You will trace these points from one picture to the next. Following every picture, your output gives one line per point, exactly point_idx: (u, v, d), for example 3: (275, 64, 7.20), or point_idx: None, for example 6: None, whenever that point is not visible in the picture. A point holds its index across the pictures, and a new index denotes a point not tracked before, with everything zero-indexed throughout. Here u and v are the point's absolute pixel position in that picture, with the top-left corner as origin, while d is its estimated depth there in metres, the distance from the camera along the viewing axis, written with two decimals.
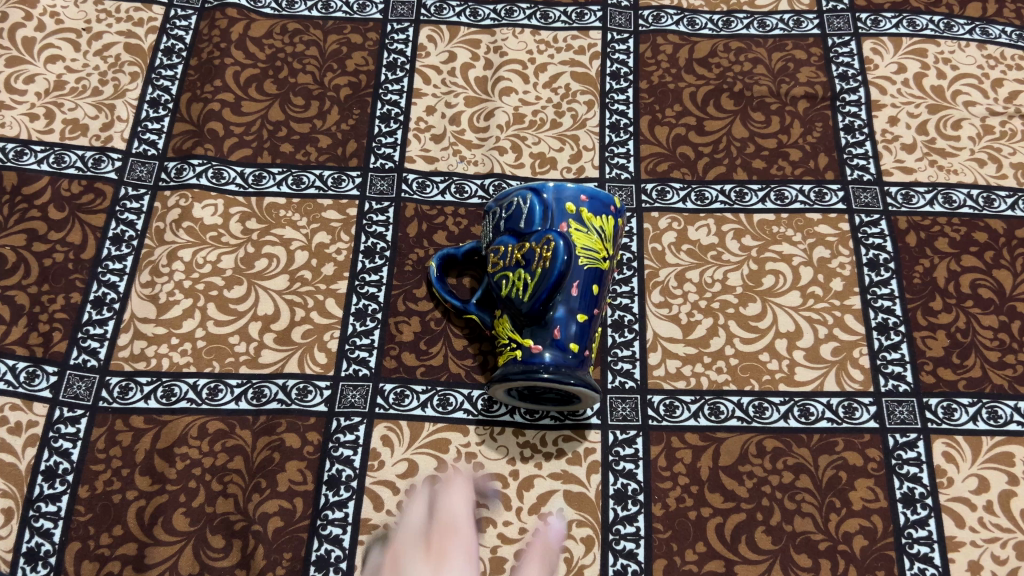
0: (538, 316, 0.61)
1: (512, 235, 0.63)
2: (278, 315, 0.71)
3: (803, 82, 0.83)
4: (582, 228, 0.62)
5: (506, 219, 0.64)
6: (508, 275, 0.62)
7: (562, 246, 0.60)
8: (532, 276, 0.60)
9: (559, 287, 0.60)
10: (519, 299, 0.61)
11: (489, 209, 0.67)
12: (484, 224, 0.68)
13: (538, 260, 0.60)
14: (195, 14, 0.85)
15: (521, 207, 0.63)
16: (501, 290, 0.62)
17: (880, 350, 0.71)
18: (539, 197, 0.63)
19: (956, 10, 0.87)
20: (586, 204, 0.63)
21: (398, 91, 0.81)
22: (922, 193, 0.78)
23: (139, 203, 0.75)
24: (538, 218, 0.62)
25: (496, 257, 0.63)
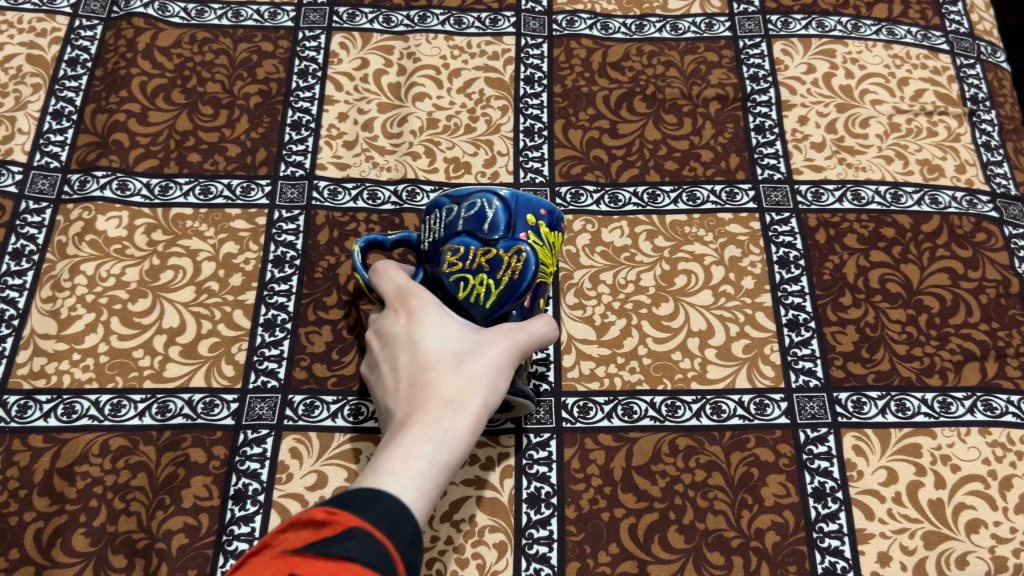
0: (491, 324, 0.56)
1: (472, 235, 0.56)
2: (183, 328, 0.69)
3: (714, 84, 0.84)
4: (541, 241, 0.57)
5: (465, 218, 0.56)
6: (466, 278, 0.55)
7: (532, 260, 0.55)
8: (497, 284, 0.55)
9: (520, 299, 0.55)
10: (478, 306, 0.55)
11: (436, 204, 0.58)
12: (429, 218, 0.59)
13: (505, 269, 0.55)
14: (101, 25, 0.83)
15: (486, 211, 0.56)
16: (456, 292, 0.55)
17: (791, 346, 0.71)
18: (504, 201, 0.56)
19: (863, 11, 0.89)
20: (544, 218, 0.58)
21: (309, 98, 0.81)
22: (831, 190, 0.79)
23: (41, 217, 0.74)
24: (504, 225, 0.56)
25: (452, 255, 0.56)
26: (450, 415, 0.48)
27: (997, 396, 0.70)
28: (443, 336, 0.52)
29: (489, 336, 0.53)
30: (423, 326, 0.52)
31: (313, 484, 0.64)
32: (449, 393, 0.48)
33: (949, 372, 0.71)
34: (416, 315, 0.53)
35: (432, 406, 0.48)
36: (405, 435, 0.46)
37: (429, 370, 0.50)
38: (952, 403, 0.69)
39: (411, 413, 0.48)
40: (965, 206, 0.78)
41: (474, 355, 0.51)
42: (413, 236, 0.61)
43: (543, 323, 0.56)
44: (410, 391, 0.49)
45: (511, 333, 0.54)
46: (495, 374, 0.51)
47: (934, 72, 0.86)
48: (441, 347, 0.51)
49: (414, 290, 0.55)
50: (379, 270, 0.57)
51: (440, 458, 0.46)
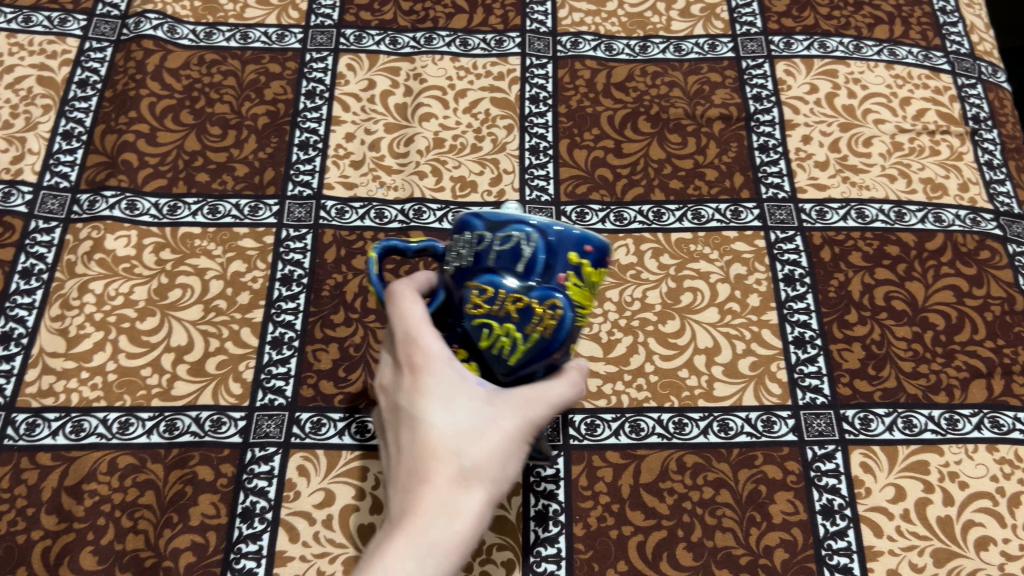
0: (514, 376, 0.50)
1: (503, 275, 0.49)
2: (191, 346, 0.70)
3: (718, 104, 0.84)
4: (581, 284, 0.50)
5: (498, 251, 0.49)
6: (492, 325, 0.49)
7: (569, 314, 0.49)
8: (525, 340, 0.48)
9: (549, 355, 0.49)
10: (501, 358, 0.49)
11: (467, 222, 0.50)
12: (458, 236, 0.51)
13: (536, 322, 0.48)
14: (110, 47, 0.84)
15: (522, 248, 0.49)
16: (479, 338, 0.49)
17: (797, 363, 0.72)
18: (545, 238, 0.49)
19: (865, 32, 0.90)
20: (590, 255, 0.50)
21: (317, 119, 0.81)
22: (835, 209, 0.79)
23: (50, 237, 0.74)
24: (541, 269, 0.49)
25: (478, 295, 0.49)
26: (442, 524, 0.45)
27: (1004, 413, 0.70)
28: (447, 411, 0.47)
29: (498, 412, 0.48)
30: (428, 395, 0.47)
31: (320, 502, 0.64)
32: (443, 501, 0.45)
33: (955, 389, 0.71)
34: (421, 376, 0.48)
35: (425, 511, 0.45)
36: (390, 551, 0.44)
37: (427, 461, 0.46)
38: (959, 420, 0.69)
39: (402, 513, 0.45)
40: (968, 224, 0.79)
41: (477, 444, 0.46)
42: (439, 245, 0.52)
43: (567, 386, 0.51)
44: (406, 481, 0.46)
45: (525, 406, 0.49)
46: (500, 465, 0.47)
47: (935, 92, 0.87)
48: (443, 428, 0.47)
49: (424, 335, 0.49)
50: (396, 299, 0.50)
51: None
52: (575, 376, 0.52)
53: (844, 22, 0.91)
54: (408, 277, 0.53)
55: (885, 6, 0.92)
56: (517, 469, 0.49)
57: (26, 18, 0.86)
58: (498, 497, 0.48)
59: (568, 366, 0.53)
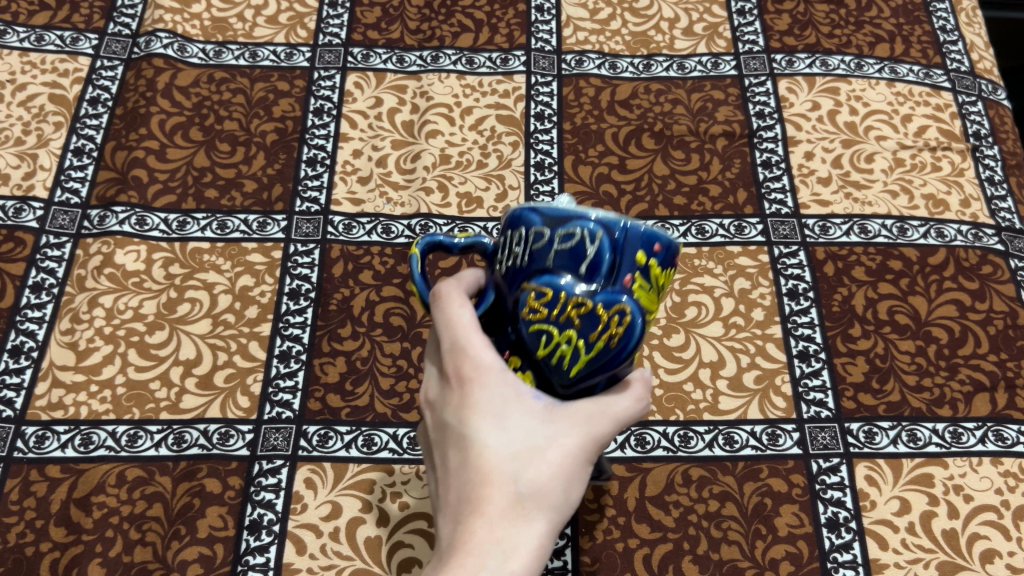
0: (573, 389, 0.46)
1: (564, 276, 0.45)
2: (199, 359, 0.70)
3: (721, 121, 0.85)
4: (647, 286, 0.46)
5: (559, 251, 0.45)
6: (551, 332, 0.45)
7: (637, 322, 0.45)
8: (588, 350, 0.45)
9: (614, 365, 0.45)
10: (560, 369, 0.45)
11: (523, 217, 0.47)
12: (513, 233, 0.47)
13: (601, 330, 0.45)
14: (122, 65, 0.86)
15: (585, 247, 0.45)
16: (536, 346, 0.45)
17: (802, 377, 0.72)
18: (609, 237, 0.45)
19: (866, 50, 0.91)
20: (657, 254, 0.46)
21: (325, 135, 0.82)
22: (838, 224, 0.80)
23: (61, 251, 0.75)
24: (606, 270, 0.45)
25: (535, 298, 0.45)
26: (496, 564, 0.41)
27: (1008, 426, 0.70)
28: (501, 431, 0.43)
29: (556, 431, 0.44)
30: (478, 411, 0.44)
31: (327, 515, 0.64)
32: (497, 535, 0.41)
33: (959, 403, 0.71)
34: (471, 390, 0.44)
35: (478, 548, 0.41)
36: None
37: (481, 489, 0.42)
38: (963, 433, 0.70)
39: (452, 549, 0.41)
40: (970, 239, 0.79)
41: (534, 469, 0.43)
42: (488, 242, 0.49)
43: (634, 402, 0.46)
44: (457, 511, 0.42)
45: (586, 424, 0.45)
46: (561, 490, 0.43)
47: (936, 109, 0.88)
48: (497, 450, 0.43)
49: (473, 343, 0.45)
50: (442, 302, 0.46)
51: None
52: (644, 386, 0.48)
53: (845, 40, 0.92)
54: (455, 277, 0.48)
55: (885, 24, 0.93)
56: (578, 495, 0.45)
57: (38, 37, 0.87)
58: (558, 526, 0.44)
59: (635, 375, 0.48)
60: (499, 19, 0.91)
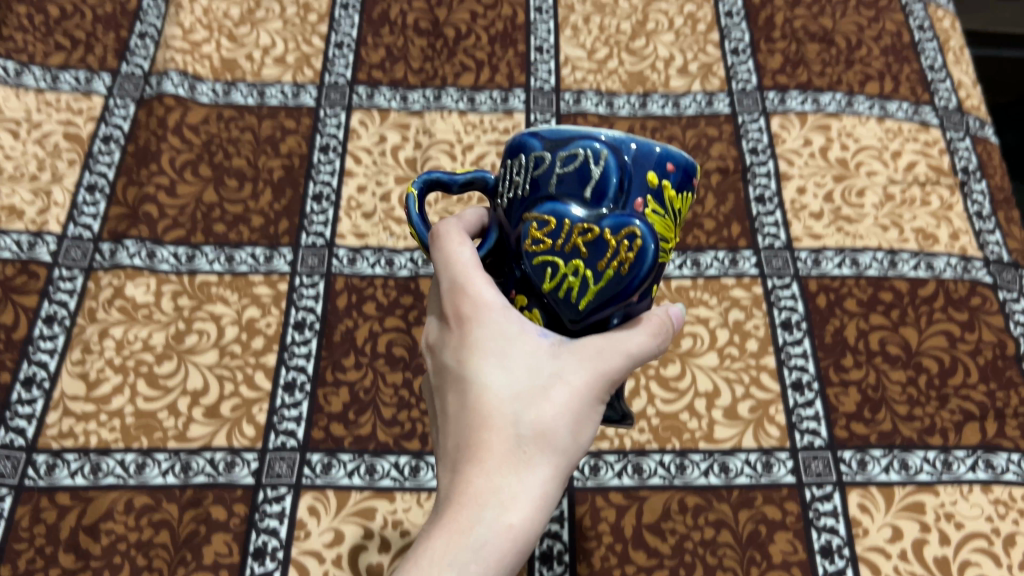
0: (585, 322, 0.45)
1: (568, 202, 0.44)
2: (206, 389, 0.72)
3: (715, 157, 0.88)
4: (658, 211, 0.45)
5: (563, 176, 0.44)
6: (557, 263, 0.44)
7: (649, 248, 0.43)
8: (597, 280, 0.43)
9: (627, 296, 0.44)
10: (569, 302, 0.44)
11: (523, 143, 0.46)
12: (516, 164, 0.46)
13: (610, 258, 0.43)
14: (134, 104, 0.88)
15: (590, 168, 0.44)
16: (544, 280, 0.45)
17: (795, 407, 0.74)
18: (615, 159, 0.44)
19: (856, 88, 0.94)
20: (668, 178, 0.45)
21: (330, 172, 0.85)
22: (830, 257, 0.82)
23: (72, 284, 0.77)
24: (613, 192, 0.44)
25: (539, 228, 0.44)
26: (495, 510, 0.42)
27: (998, 454, 0.71)
28: (503, 370, 0.45)
29: (563, 367, 0.45)
30: (481, 352, 0.45)
31: (330, 541, 0.66)
32: (496, 478, 0.43)
33: (950, 432, 0.72)
34: (474, 330, 0.46)
35: (477, 494, 0.42)
36: (435, 542, 0.42)
37: (482, 433, 0.44)
38: (953, 461, 0.71)
39: (453, 495, 0.43)
40: (960, 271, 0.81)
41: (534, 410, 0.44)
42: (489, 176, 0.49)
43: (651, 336, 0.47)
44: (460, 455, 0.44)
45: (596, 359, 0.45)
46: (564, 431, 0.44)
47: (925, 145, 0.90)
48: (499, 390, 0.44)
49: (476, 281, 0.47)
50: (444, 241, 0.48)
51: (481, 563, 0.41)
52: (662, 324, 0.48)
53: (836, 78, 0.94)
54: (457, 217, 0.50)
55: (875, 62, 0.96)
56: (587, 435, 0.46)
57: (53, 76, 0.89)
58: (563, 471, 0.45)
59: (654, 315, 0.48)
60: (500, 58, 0.94)
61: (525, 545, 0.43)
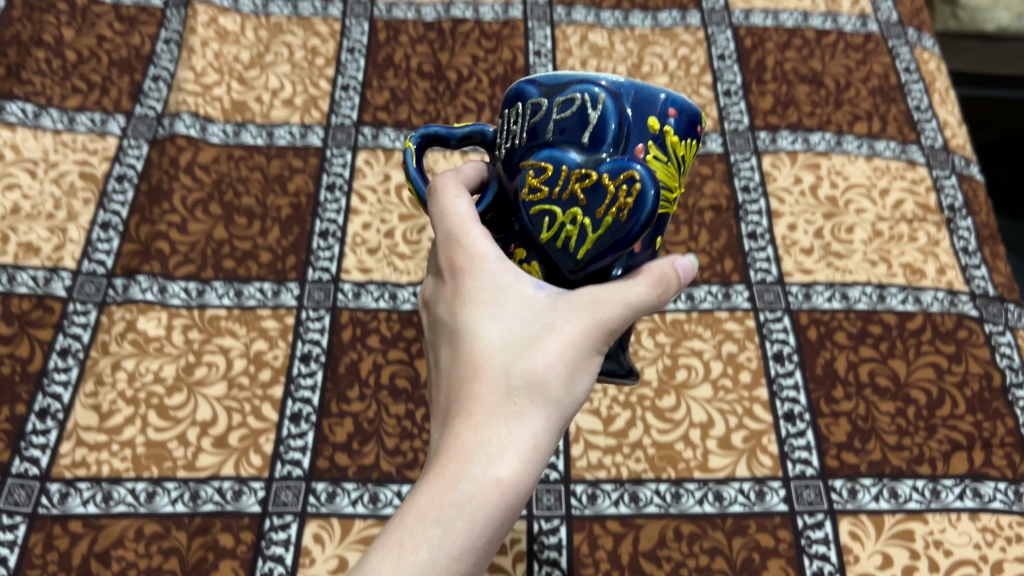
0: (584, 270, 0.47)
1: (566, 148, 0.45)
2: (215, 420, 0.74)
3: (708, 195, 0.91)
4: (659, 155, 0.46)
5: (561, 122, 0.45)
6: (555, 212, 0.46)
7: (647, 194, 0.44)
8: (595, 228, 0.45)
9: (625, 242, 0.45)
10: (568, 250, 0.46)
11: (522, 92, 0.47)
12: (514, 111, 0.48)
13: (608, 206, 0.44)
14: (147, 144, 0.92)
15: (587, 114, 0.45)
16: (541, 228, 0.46)
17: (787, 437, 0.76)
18: (612, 103, 0.45)
19: (845, 128, 0.97)
20: (670, 123, 0.46)
21: (336, 209, 0.88)
22: (820, 291, 0.85)
23: (86, 317, 0.79)
24: (611, 138, 0.45)
25: (536, 175, 0.46)
26: (483, 463, 0.45)
27: (985, 483, 0.73)
28: (495, 324, 0.47)
29: (556, 318, 0.47)
30: (477, 305, 0.48)
31: (335, 568, 0.67)
32: (484, 433, 0.46)
33: (938, 461, 0.74)
34: (470, 284, 0.48)
35: (468, 445, 0.45)
36: (426, 491, 0.45)
37: (474, 386, 0.47)
38: (942, 490, 0.73)
39: (446, 446, 0.46)
40: (946, 305, 0.84)
41: (525, 363, 0.46)
42: (486, 130, 0.51)
43: (649, 287, 0.48)
44: (454, 406, 0.47)
45: (591, 308, 0.47)
46: (553, 385, 0.47)
47: (912, 183, 0.93)
48: (490, 345, 0.47)
49: (471, 235, 0.49)
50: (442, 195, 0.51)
51: (469, 512, 0.44)
52: (661, 276, 0.49)
53: (825, 119, 0.98)
54: (454, 171, 0.53)
55: (863, 103, 0.99)
56: (578, 387, 0.48)
57: (70, 118, 0.93)
58: (553, 424, 0.47)
59: (654, 266, 0.49)
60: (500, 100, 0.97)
61: (513, 494, 0.46)
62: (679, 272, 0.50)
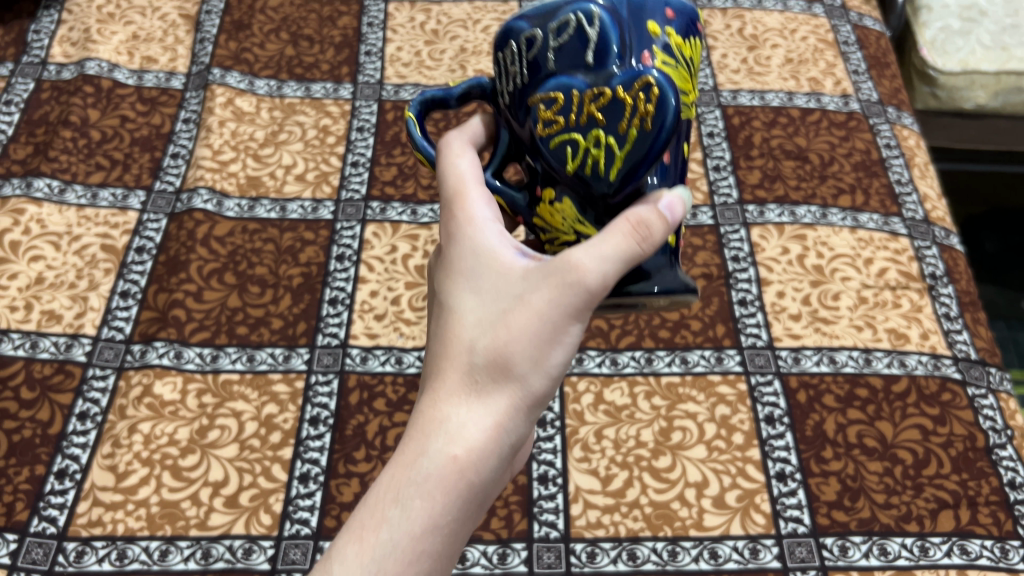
0: (621, 191, 0.48)
1: (571, 74, 0.47)
2: (226, 480, 0.77)
3: (700, 264, 0.96)
4: (668, 58, 0.47)
5: (560, 49, 0.47)
6: (578, 138, 0.47)
7: (667, 100, 0.44)
8: (621, 145, 0.46)
9: (658, 156, 0.46)
10: (601, 173, 0.48)
11: (512, 30, 0.49)
12: (509, 49, 0.49)
13: (629, 119, 0.45)
14: (165, 218, 0.96)
15: (585, 32, 0.46)
16: (569, 159, 0.48)
17: (779, 496, 0.78)
18: (609, 18, 0.46)
19: (830, 201, 1.02)
20: (670, 24, 0.48)
21: (345, 278, 0.92)
22: (809, 356, 0.88)
23: (105, 382, 0.83)
24: (616, 52, 0.46)
25: (549, 108, 0.47)
26: (443, 442, 0.48)
27: (972, 540, 0.76)
28: (469, 301, 0.51)
29: (524, 292, 0.49)
30: (459, 284, 0.51)
31: None
32: (446, 412, 0.49)
33: (926, 519, 0.77)
34: (455, 261, 0.52)
35: (433, 423, 0.48)
36: (390, 471, 0.48)
37: (444, 364, 0.50)
38: (930, 547, 0.75)
39: (415, 423, 0.49)
40: (930, 368, 0.87)
41: (488, 338, 0.49)
42: (482, 82, 0.54)
43: (624, 241, 0.47)
44: (428, 384, 0.50)
45: (558, 277, 0.48)
46: (518, 359, 0.49)
47: (895, 253, 0.97)
48: (460, 323, 0.50)
49: (460, 206, 0.53)
50: (442, 157, 0.55)
51: (427, 490, 0.47)
52: (640, 224, 0.47)
53: (811, 193, 1.02)
54: (460, 128, 0.57)
55: (847, 177, 1.04)
56: (549, 362, 0.49)
57: (93, 194, 0.98)
58: (521, 402, 0.50)
59: (636, 212, 0.47)
60: None
61: (474, 474, 0.48)
62: (665, 211, 0.47)
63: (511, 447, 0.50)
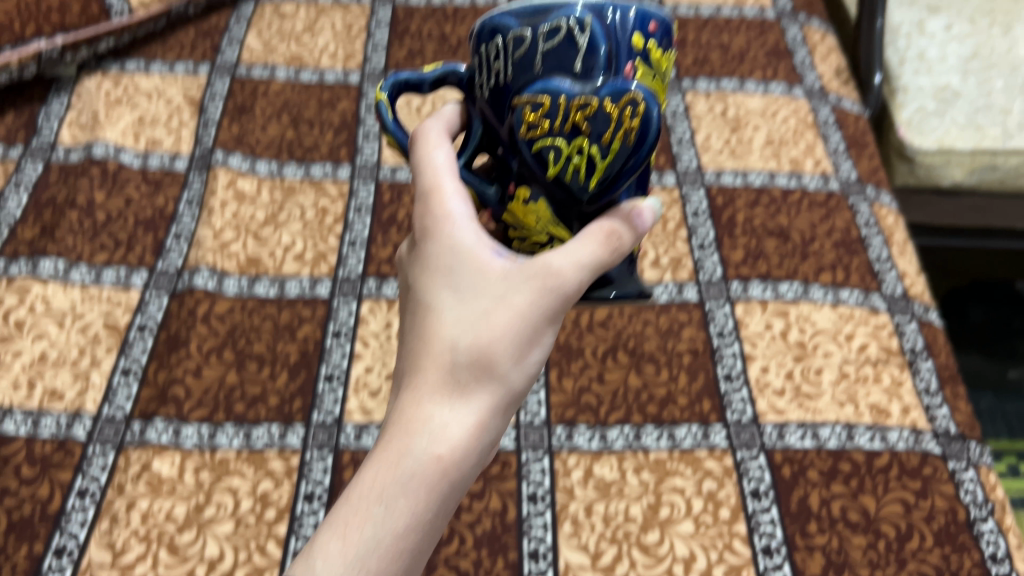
0: (592, 194, 0.54)
1: (560, 78, 0.50)
2: (222, 557, 0.79)
3: (687, 339, 0.98)
4: (647, 69, 0.52)
5: (550, 52, 0.50)
6: (561, 142, 0.51)
7: (647, 117, 0.50)
8: (604, 155, 0.51)
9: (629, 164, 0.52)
10: (578, 179, 0.52)
11: (500, 26, 0.51)
12: (497, 44, 0.52)
13: (613, 130, 0.50)
14: (167, 296, 0.99)
15: (576, 41, 0.49)
16: (550, 162, 0.52)
17: (766, 571, 0.80)
18: (600, 28, 0.50)
19: (812, 277, 1.05)
20: (652, 37, 0.52)
21: (341, 355, 0.95)
22: (793, 431, 0.90)
23: (104, 459, 0.85)
24: (603, 61, 0.50)
25: (535, 111, 0.50)
26: (426, 440, 0.50)
27: None
28: (450, 302, 0.53)
29: (504, 295, 0.52)
30: (439, 284, 0.54)
31: None
32: (430, 411, 0.51)
33: None
34: (434, 260, 0.55)
35: (416, 421, 0.51)
36: (374, 468, 0.50)
37: (426, 362, 0.52)
38: None
39: (397, 420, 0.51)
40: (912, 442, 0.89)
41: (471, 337, 0.52)
42: (458, 71, 0.58)
43: (596, 249, 0.53)
44: (408, 381, 0.53)
45: (541, 282, 0.52)
46: (498, 357, 0.52)
47: (875, 328, 1.00)
48: (442, 323, 0.53)
49: (439, 206, 0.56)
50: (421, 151, 0.58)
51: (409, 487, 0.49)
52: (609, 235, 0.54)
53: (793, 269, 1.06)
54: (435, 118, 0.60)
55: (827, 254, 1.07)
56: (526, 362, 0.53)
57: (97, 273, 1.01)
58: (499, 400, 0.53)
59: (611, 225, 0.54)
60: None
61: (455, 471, 0.50)
62: (640, 225, 0.54)
63: (486, 447, 0.53)
